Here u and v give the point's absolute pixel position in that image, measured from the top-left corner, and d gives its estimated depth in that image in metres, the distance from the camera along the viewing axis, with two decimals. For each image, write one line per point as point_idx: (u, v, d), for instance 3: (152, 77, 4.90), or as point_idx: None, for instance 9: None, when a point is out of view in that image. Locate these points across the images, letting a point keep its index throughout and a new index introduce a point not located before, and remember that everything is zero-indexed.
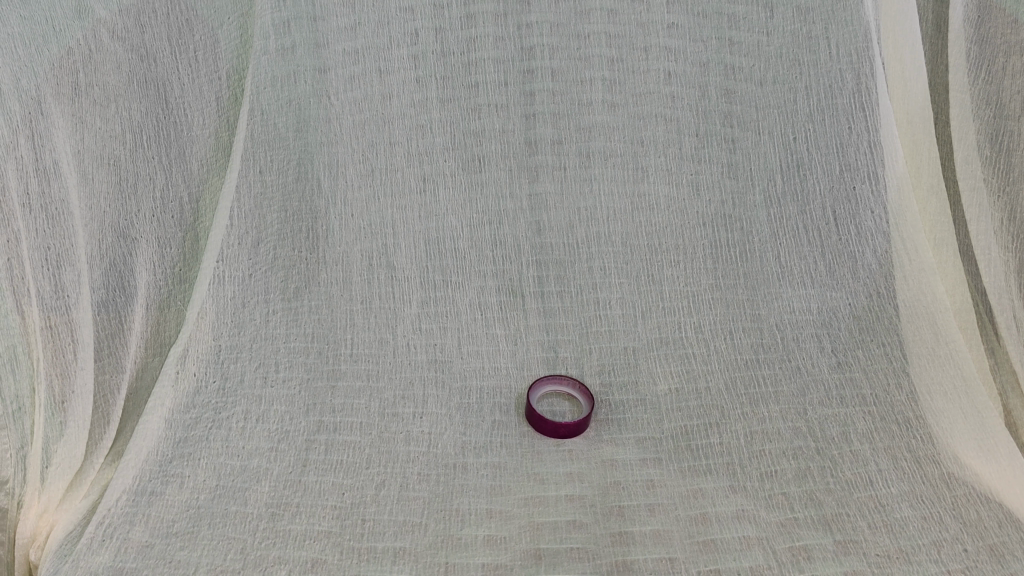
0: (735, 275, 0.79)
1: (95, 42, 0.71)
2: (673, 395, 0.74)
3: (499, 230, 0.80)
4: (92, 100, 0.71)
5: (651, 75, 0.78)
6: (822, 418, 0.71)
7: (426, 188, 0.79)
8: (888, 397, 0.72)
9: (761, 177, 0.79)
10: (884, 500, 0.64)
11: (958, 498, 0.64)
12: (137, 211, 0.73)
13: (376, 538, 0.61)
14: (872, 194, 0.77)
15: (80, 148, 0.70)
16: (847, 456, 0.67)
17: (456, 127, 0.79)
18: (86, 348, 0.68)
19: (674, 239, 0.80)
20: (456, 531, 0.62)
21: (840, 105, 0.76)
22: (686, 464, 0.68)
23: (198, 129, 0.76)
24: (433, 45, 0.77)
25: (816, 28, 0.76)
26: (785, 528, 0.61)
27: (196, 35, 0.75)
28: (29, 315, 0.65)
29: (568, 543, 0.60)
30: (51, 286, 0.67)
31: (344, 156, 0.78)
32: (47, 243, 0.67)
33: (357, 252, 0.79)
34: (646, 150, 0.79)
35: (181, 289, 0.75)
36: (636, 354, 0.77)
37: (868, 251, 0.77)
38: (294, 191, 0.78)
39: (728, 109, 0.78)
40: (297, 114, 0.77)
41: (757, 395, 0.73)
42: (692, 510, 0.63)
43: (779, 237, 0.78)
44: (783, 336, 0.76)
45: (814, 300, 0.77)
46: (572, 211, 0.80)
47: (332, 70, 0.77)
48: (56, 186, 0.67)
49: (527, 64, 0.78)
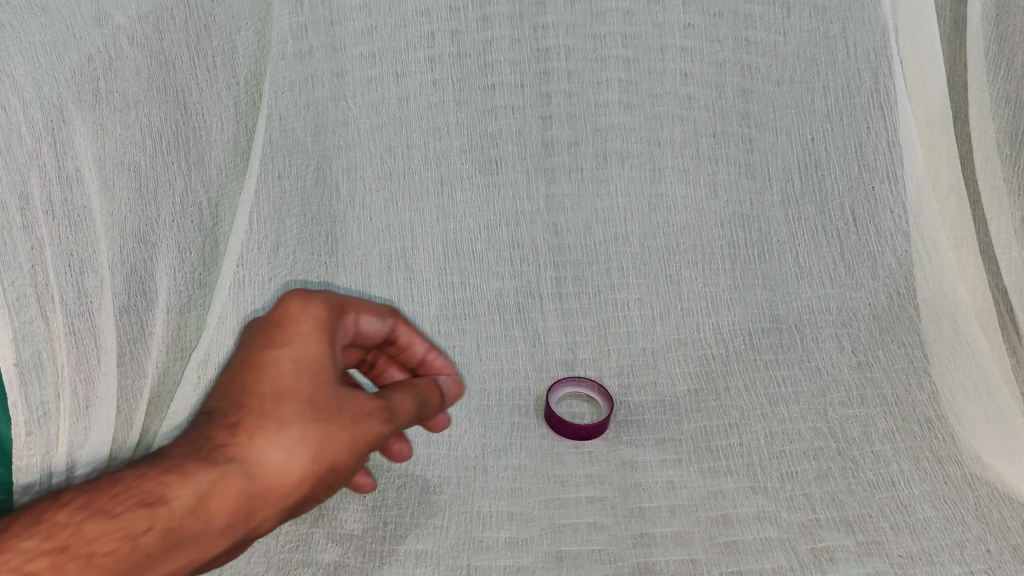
0: (754, 276, 0.80)
1: (115, 49, 0.68)
2: (692, 396, 0.74)
3: (517, 232, 0.82)
4: (112, 106, 0.67)
5: (668, 75, 0.80)
6: (843, 420, 0.70)
7: (444, 190, 0.82)
8: (909, 398, 0.71)
9: (779, 177, 0.80)
10: (906, 501, 0.63)
11: (981, 499, 0.62)
12: (158, 216, 0.70)
13: (398, 541, 0.61)
14: (891, 194, 0.78)
15: (101, 155, 0.66)
16: (868, 456, 0.67)
17: (472, 129, 0.81)
18: (109, 355, 0.63)
19: (692, 239, 0.82)
20: (477, 534, 0.62)
21: (858, 105, 0.77)
22: (706, 465, 0.68)
23: (217, 134, 0.74)
24: (449, 48, 0.80)
25: (834, 27, 0.76)
26: (807, 529, 0.61)
27: (214, 41, 0.74)
28: (52, 321, 0.60)
29: (589, 545, 0.60)
30: (74, 292, 0.62)
31: (362, 159, 0.82)
32: (71, 249, 0.62)
33: (376, 254, 0.82)
34: (663, 150, 0.81)
35: (202, 294, 0.73)
36: (656, 355, 0.78)
37: (887, 252, 0.78)
38: (313, 195, 0.80)
39: (745, 109, 0.79)
40: (314, 119, 0.79)
41: (777, 395, 0.73)
42: (714, 511, 0.63)
43: (798, 238, 0.80)
44: (803, 337, 0.77)
45: (833, 300, 0.78)
46: (589, 213, 0.82)
47: (350, 74, 0.80)
48: (79, 193, 0.63)
49: (543, 66, 0.80)
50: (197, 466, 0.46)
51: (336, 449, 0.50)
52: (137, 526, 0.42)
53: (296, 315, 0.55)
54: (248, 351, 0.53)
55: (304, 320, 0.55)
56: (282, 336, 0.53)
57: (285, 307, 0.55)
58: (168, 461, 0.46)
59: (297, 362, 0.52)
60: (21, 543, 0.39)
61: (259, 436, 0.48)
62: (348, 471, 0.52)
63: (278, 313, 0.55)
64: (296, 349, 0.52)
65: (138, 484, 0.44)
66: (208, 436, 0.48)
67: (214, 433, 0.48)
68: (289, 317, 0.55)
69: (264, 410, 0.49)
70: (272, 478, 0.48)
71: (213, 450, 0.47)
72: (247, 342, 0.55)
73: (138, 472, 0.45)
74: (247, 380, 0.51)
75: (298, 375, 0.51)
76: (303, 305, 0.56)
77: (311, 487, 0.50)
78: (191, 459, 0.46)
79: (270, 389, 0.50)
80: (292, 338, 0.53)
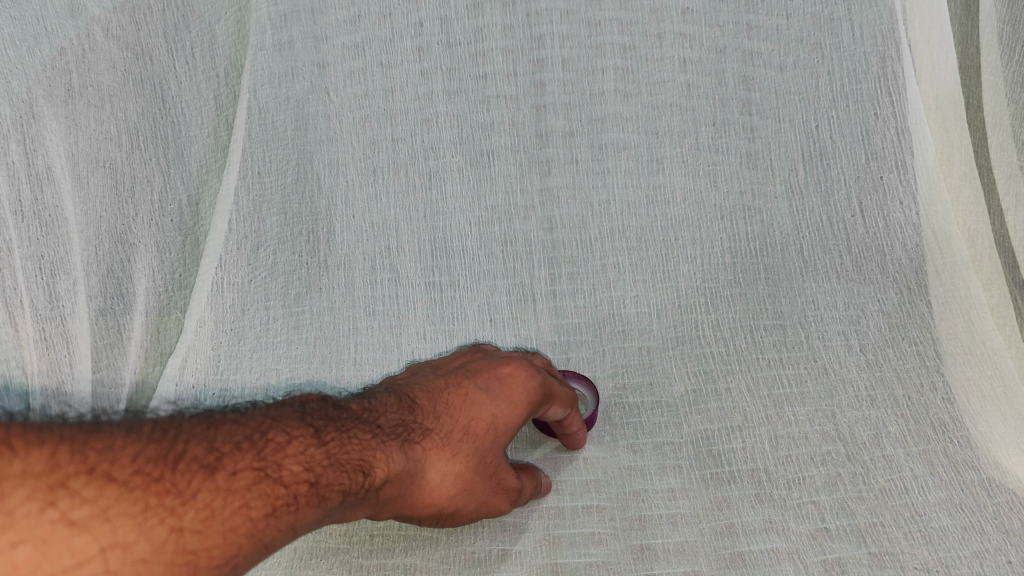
0: (755, 271, 0.74)
1: (89, 41, 0.73)
2: (690, 396, 0.68)
3: (509, 228, 0.77)
4: (87, 100, 0.72)
5: (665, 63, 0.78)
6: (851, 422, 0.65)
7: (432, 184, 0.77)
8: (922, 398, 0.65)
9: (782, 167, 0.76)
10: (921, 509, 0.59)
11: (999, 506, 0.59)
12: (135, 215, 0.71)
13: (387, 554, 0.58)
14: (901, 183, 0.74)
15: (74, 152, 0.71)
16: (879, 461, 0.62)
17: (462, 121, 0.78)
18: (82, 360, 0.66)
19: (691, 233, 0.76)
20: (468, 545, 0.58)
21: (865, 90, 0.76)
22: (708, 472, 0.63)
23: (196, 129, 0.75)
24: (438, 36, 0.78)
25: (839, 9, 0.76)
26: (816, 540, 0.58)
27: (192, 31, 0.75)
28: (21, 327, 0.66)
29: (588, 558, 0.58)
30: (45, 297, 0.68)
31: (346, 154, 0.77)
32: (42, 251, 0.69)
33: (360, 254, 0.75)
34: (661, 140, 0.78)
35: (183, 296, 0.71)
36: (652, 354, 0.72)
37: (896, 245, 0.73)
38: (293, 192, 0.75)
39: (747, 96, 0.77)
40: (297, 112, 0.77)
41: (782, 396, 0.67)
42: (717, 521, 0.59)
43: (802, 230, 0.75)
44: (807, 335, 0.70)
45: (840, 296, 0.72)
46: (584, 206, 0.77)
47: (332, 65, 0.77)
48: (49, 192, 0.70)
49: (537, 54, 0.78)
50: (397, 453, 0.47)
51: (468, 498, 0.51)
52: (350, 488, 0.44)
53: (520, 378, 0.55)
54: (467, 376, 0.55)
55: (520, 391, 0.54)
56: (498, 389, 0.54)
57: (513, 364, 0.56)
58: (381, 432, 0.48)
59: (492, 420, 0.52)
60: (290, 463, 0.42)
61: (435, 453, 0.49)
62: (461, 518, 0.53)
63: (505, 367, 0.56)
64: (500, 406, 0.53)
65: (361, 445, 0.46)
66: (408, 425, 0.49)
67: (413, 427, 0.50)
68: (511, 380, 0.55)
69: (450, 436, 0.50)
70: (421, 492, 0.49)
71: (408, 443, 0.48)
72: (465, 367, 0.56)
73: (363, 433, 0.47)
74: (450, 402, 0.52)
75: (488, 428, 0.52)
76: (529, 373, 0.56)
77: (430, 514, 0.51)
78: (396, 442, 0.47)
79: (462, 422, 0.51)
80: (507, 394, 0.54)
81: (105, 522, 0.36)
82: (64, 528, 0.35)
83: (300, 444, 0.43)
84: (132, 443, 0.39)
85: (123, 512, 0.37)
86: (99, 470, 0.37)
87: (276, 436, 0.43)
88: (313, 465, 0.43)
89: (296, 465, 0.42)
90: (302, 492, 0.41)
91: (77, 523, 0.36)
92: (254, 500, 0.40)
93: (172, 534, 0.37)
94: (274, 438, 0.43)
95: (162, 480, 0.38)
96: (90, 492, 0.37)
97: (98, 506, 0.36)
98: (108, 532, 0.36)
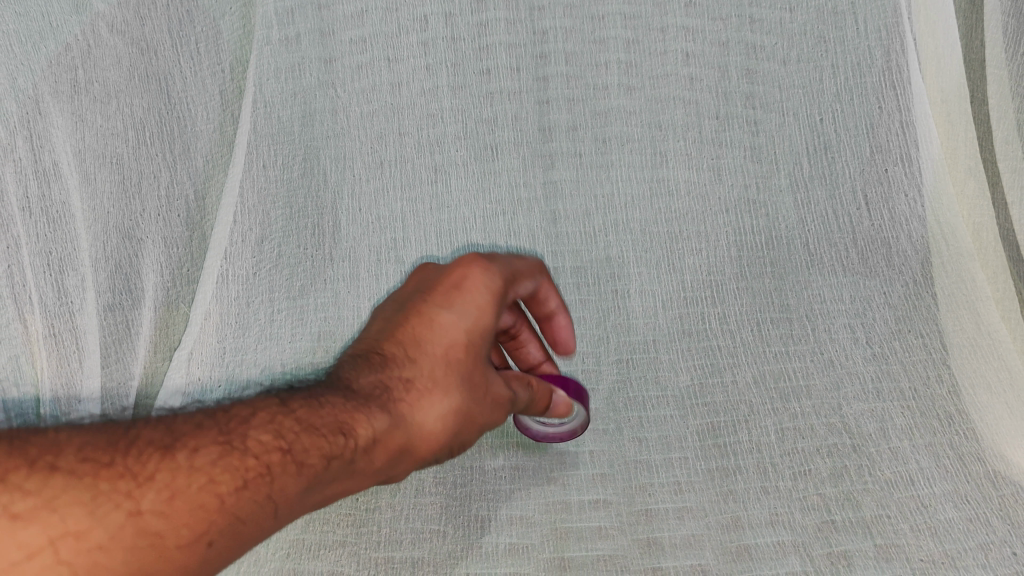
0: (760, 264, 0.74)
1: (93, 36, 0.74)
2: (695, 388, 0.68)
3: (514, 220, 0.76)
4: (92, 96, 0.73)
5: (668, 56, 0.79)
6: (857, 414, 0.64)
7: (438, 178, 0.77)
8: (928, 391, 0.65)
9: (786, 160, 0.76)
10: (927, 500, 0.59)
11: (1005, 498, 0.59)
12: (143, 210, 0.72)
13: (395, 547, 0.58)
14: (906, 177, 0.74)
15: (81, 147, 0.71)
16: (885, 453, 0.62)
17: (467, 115, 0.78)
18: (91, 356, 0.66)
19: (695, 225, 0.76)
20: (476, 538, 0.59)
21: (870, 84, 0.76)
22: (714, 465, 0.63)
23: (202, 124, 0.75)
24: (443, 31, 0.79)
25: (842, 3, 0.77)
26: (823, 532, 0.58)
27: (197, 26, 0.76)
28: (30, 322, 0.66)
29: (595, 552, 0.58)
30: (54, 292, 0.67)
31: (353, 149, 0.77)
32: (50, 247, 0.69)
33: (365, 247, 0.74)
34: (665, 134, 0.78)
35: (190, 291, 0.71)
36: (658, 345, 0.71)
37: (902, 237, 0.73)
38: (299, 186, 0.75)
39: (750, 90, 0.78)
40: (303, 108, 0.77)
41: (789, 388, 0.67)
42: (724, 515, 0.59)
43: (807, 224, 0.75)
44: (814, 328, 0.70)
45: (846, 288, 0.71)
46: (589, 199, 0.77)
47: (339, 59, 0.79)
48: (56, 188, 0.70)
49: (540, 48, 0.79)
50: (380, 412, 0.45)
51: (472, 427, 0.50)
52: (332, 452, 0.42)
53: (474, 278, 0.54)
54: (422, 300, 0.52)
55: (479, 291, 0.53)
56: (458, 298, 0.52)
57: (461, 269, 0.55)
58: (358, 395, 0.45)
59: (468, 332, 0.51)
60: (257, 433, 0.41)
61: (425, 397, 0.47)
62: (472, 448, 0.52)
63: (456, 274, 0.54)
64: (467, 314, 0.51)
65: (336, 410, 0.44)
66: (387, 382, 0.47)
67: (393, 380, 0.47)
68: (467, 285, 0.53)
69: (434, 375, 0.48)
70: (422, 440, 0.47)
71: (390, 401, 0.46)
72: (418, 291, 0.54)
73: (337, 398, 0.44)
74: (418, 336, 0.50)
75: (467, 346, 0.50)
76: (482, 270, 0.55)
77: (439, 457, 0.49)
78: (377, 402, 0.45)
79: (440, 352, 0.49)
80: (469, 300, 0.52)
81: (53, 512, 0.35)
82: (6, 523, 0.34)
83: (267, 416, 0.42)
84: (78, 435, 0.39)
85: (73, 501, 0.35)
86: (41, 463, 0.36)
87: (241, 411, 0.42)
88: (284, 432, 0.41)
89: (264, 435, 0.41)
90: (276, 462, 0.40)
91: (19, 516, 0.34)
92: (220, 475, 0.38)
93: (131, 518, 0.36)
94: (239, 413, 0.42)
95: (113, 466, 0.37)
96: (32, 485, 0.35)
97: (42, 498, 0.35)
98: (58, 522, 0.35)
